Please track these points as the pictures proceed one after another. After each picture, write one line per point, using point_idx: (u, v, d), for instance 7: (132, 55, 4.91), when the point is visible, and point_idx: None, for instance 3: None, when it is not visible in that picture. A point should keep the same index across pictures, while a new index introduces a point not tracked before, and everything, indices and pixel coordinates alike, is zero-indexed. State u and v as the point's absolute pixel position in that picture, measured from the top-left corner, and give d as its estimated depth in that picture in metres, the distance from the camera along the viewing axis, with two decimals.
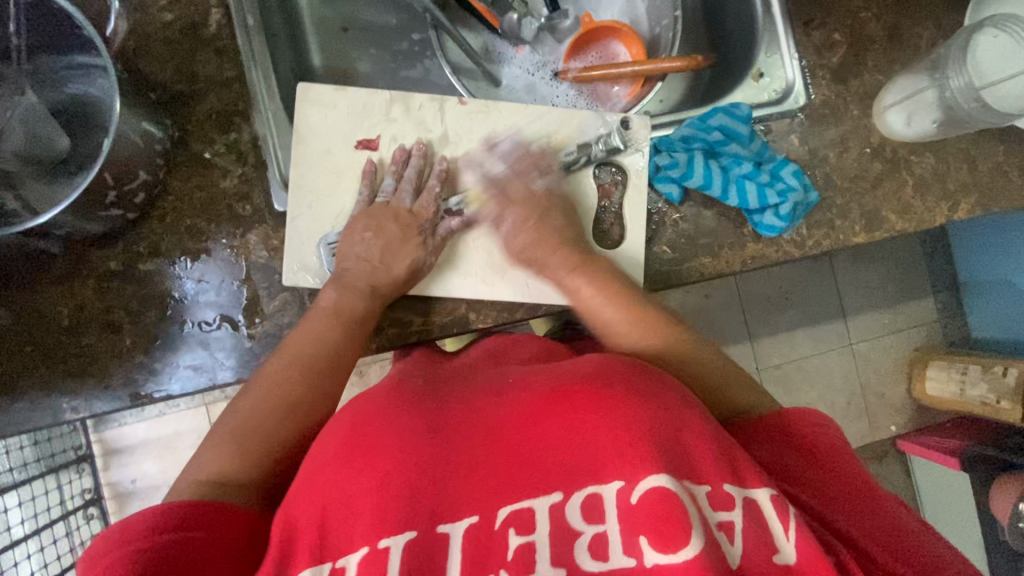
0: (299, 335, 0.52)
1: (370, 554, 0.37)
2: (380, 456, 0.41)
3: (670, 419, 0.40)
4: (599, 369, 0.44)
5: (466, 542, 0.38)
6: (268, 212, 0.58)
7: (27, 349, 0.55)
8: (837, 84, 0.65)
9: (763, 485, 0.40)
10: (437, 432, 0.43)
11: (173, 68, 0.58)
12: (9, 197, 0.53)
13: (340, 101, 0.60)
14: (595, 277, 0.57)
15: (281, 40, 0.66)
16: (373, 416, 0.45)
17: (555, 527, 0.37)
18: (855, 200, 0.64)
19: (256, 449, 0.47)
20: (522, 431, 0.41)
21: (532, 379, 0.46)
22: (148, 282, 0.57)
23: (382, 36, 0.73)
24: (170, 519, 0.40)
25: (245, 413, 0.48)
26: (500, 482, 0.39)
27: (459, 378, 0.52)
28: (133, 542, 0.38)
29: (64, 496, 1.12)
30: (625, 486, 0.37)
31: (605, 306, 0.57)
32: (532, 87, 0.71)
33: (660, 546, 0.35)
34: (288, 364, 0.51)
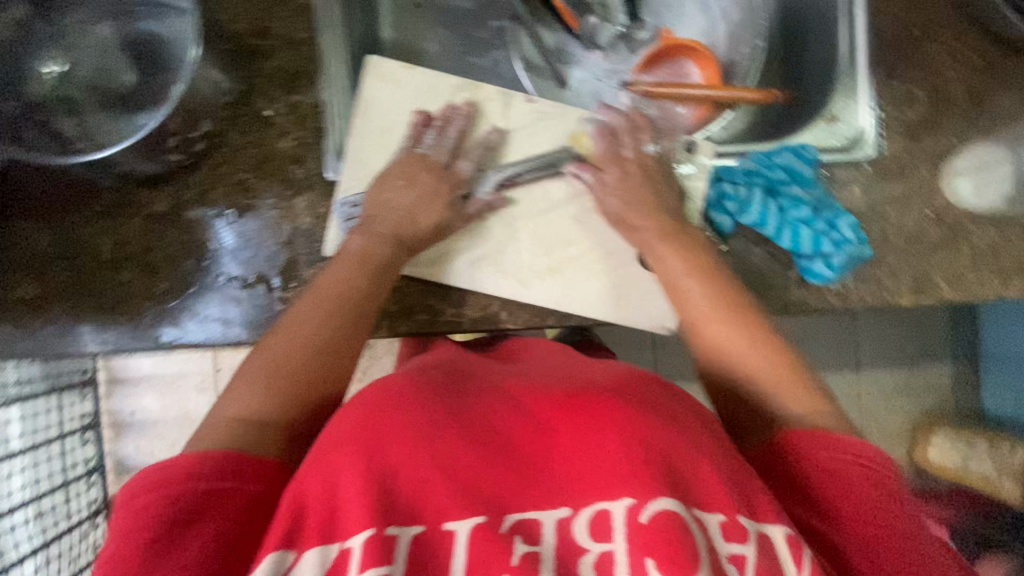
0: (328, 281, 0.51)
1: (372, 539, 0.34)
2: (397, 441, 0.38)
3: (689, 435, 0.39)
4: (619, 383, 0.43)
5: (470, 545, 0.35)
6: (320, 180, 0.58)
7: (64, 277, 0.56)
8: (910, 141, 0.64)
9: (777, 523, 0.37)
10: (453, 422, 0.40)
11: (248, 19, 0.58)
12: (69, 122, 0.53)
13: (408, 79, 0.60)
14: (687, 252, 0.55)
15: (356, 8, 0.65)
16: (391, 396, 0.42)
17: (563, 542, 0.35)
18: (907, 261, 0.62)
19: (286, 391, 0.46)
20: (542, 435, 0.39)
21: (558, 381, 0.45)
22: (191, 230, 0.57)
23: (455, 18, 0.72)
24: (205, 465, 0.40)
25: (276, 350, 0.47)
26: (512, 486, 0.37)
27: (480, 373, 0.49)
28: (170, 486, 0.39)
29: (63, 417, 1.12)
30: (636, 503, 0.35)
31: (719, 300, 0.53)
32: (598, 94, 0.70)
33: (666, 571, 0.32)
34: (316, 307, 0.49)
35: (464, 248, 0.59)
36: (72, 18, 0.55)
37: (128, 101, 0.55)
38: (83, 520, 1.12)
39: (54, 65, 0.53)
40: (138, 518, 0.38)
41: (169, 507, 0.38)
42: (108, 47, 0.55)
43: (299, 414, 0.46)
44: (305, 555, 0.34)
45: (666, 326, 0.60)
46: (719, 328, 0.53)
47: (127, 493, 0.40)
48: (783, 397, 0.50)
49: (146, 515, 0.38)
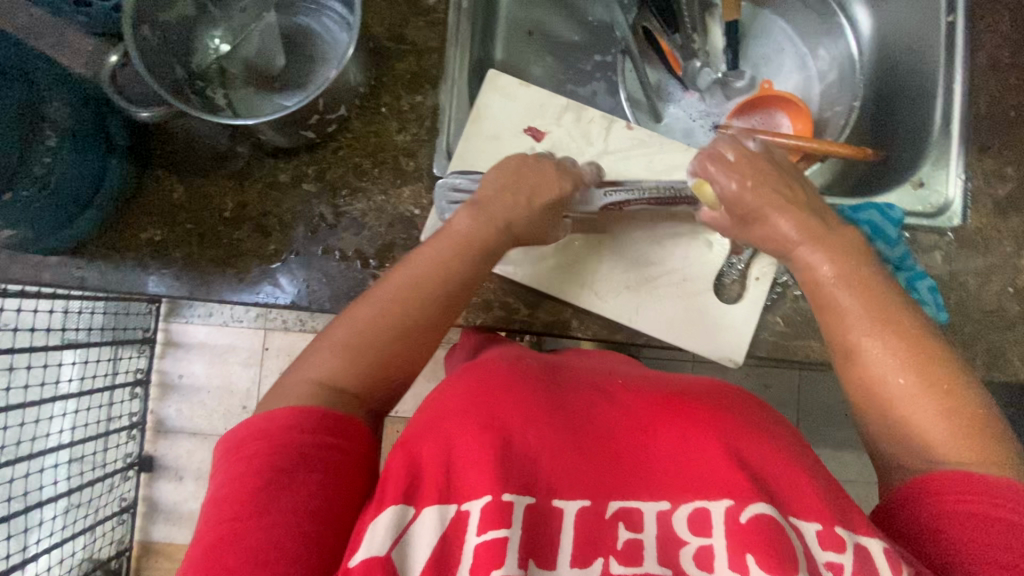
0: (422, 259, 0.51)
1: (492, 504, 0.36)
2: (507, 421, 0.41)
3: (775, 446, 0.41)
4: (708, 395, 0.45)
5: (579, 524, 0.37)
6: (427, 173, 0.63)
7: (187, 227, 0.62)
8: (996, 217, 0.65)
9: (872, 536, 0.37)
10: (554, 410, 0.42)
11: (388, 25, 0.64)
12: (220, 94, 0.60)
13: (520, 95, 0.65)
14: (844, 261, 0.50)
15: (479, 28, 0.72)
16: (492, 375, 0.45)
17: (664, 535, 0.37)
18: (984, 334, 0.62)
19: (370, 360, 0.47)
20: (640, 432, 0.42)
21: (642, 385, 0.47)
22: (305, 202, 0.62)
23: (562, 49, 0.78)
24: (308, 419, 0.42)
25: (363, 320, 0.48)
26: (615, 475, 0.39)
27: (565, 366, 0.51)
28: (278, 436, 0.41)
29: (116, 369, 1.18)
30: (736, 504, 0.37)
31: (878, 316, 0.48)
32: (689, 132, 0.75)
33: (767, 566, 0.34)
34: (409, 283, 0.50)
35: (549, 254, 0.62)
36: (242, 4, 0.61)
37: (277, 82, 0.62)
38: (115, 472, 1.17)
39: (220, 41, 0.61)
40: (246, 460, 0.40)
41: (275, 453, 0.40)
42: (269, 34, 0.62)
43: (378, 386, 0.47)
44: (425, 510, 0.36)
45: (733, 359, 0.61)
46: (880, 351, 0.47)
47: (231, 443, 0.42)
48: (935, 434, 0.44)
49: (255, 460, 0.39)
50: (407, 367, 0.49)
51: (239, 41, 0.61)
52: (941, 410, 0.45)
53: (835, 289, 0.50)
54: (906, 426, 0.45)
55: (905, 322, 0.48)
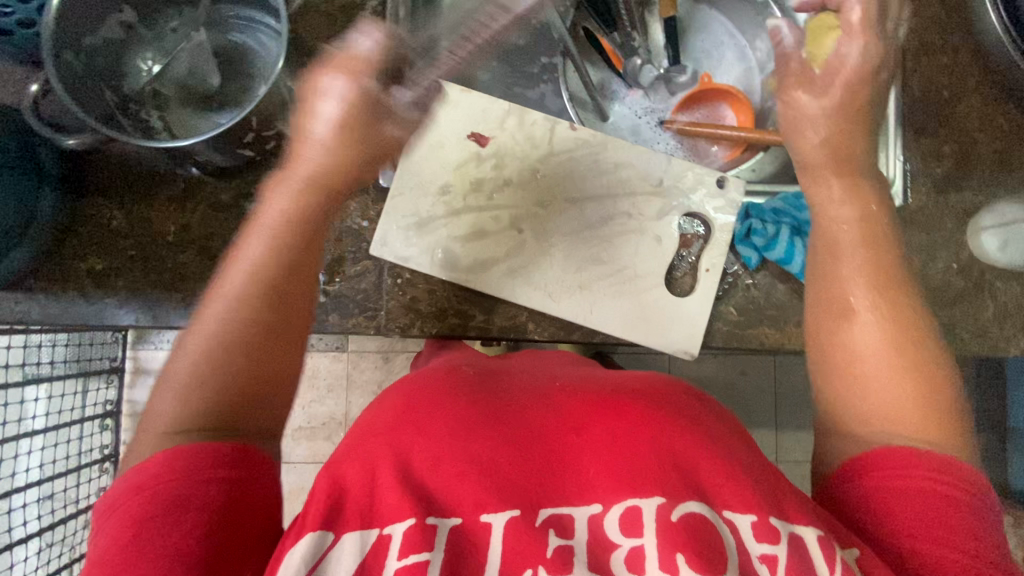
0: (256, 237, 0.45)
1: (415, 526, 0.36)
2: (434, 438, 0.40)
3: (708, 436, 0.41)
4: (648, 388, 0.45)
5: (507, 536, 0.36)
6: (373, 185, 0.63)
7: (129, 253, 0.60)
8: (936, 194, 0.66)
9: (807, 525, 0.37)
10: (484, 418, 0.42)
11: (324, 38, 0.64)
12: (155, 116, 0.59)
13: (463, 101, 0.65)
14: (867, 209, 0.51)
15: (420, 36, 0.71)
16: (425, 391, 0.46)
17: (594, 537, 0.37)
18: (932, 310, 0.64)
19: (223, 380, 0.41)
20: (574, 434, 0.41)
21: (580, 386, 0.47)
22: (249, 221, 0.61)
23: (508, 52, 0.78)
24: (205, 460, 0.38)
25: (200, 341, 0.41)
26: (544, 481, 0.39)
27: (503, 373, 0.51)
28: (172, 483, 0.37)
29: (85, 402, 1.16)
30: (666, 502, 0.37)
31: (874, 274, 0.48)
32: (636, 129, 0.76)
33: (696, 565, 0.34)
34: (251, 273, 0.44)
35: (501, 258, 0.62)
36: (173, 24, 0.60)
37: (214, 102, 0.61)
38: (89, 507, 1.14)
39: (150, 62, 0.59)
40: (120, 518, 0.36)
41: (152, 506, 0.36)
42: (201, 52, 0.60)
43: (245, 405, 0.41)
44: (346, 536, 0.36)
45: (689, 352, 0.62)
46: (872, 321, 0.46)
47: (114, 495, 0.37)
48: (885, 393, 0.44)
49: (149, 512, 0.36)
50: (287, 362, 0.44)
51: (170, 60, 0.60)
52: (898, 371, 0.44)
53: (842, 257, 0.50)
54: (873, 395, 0.45)
55: (905, 302, 0.47)
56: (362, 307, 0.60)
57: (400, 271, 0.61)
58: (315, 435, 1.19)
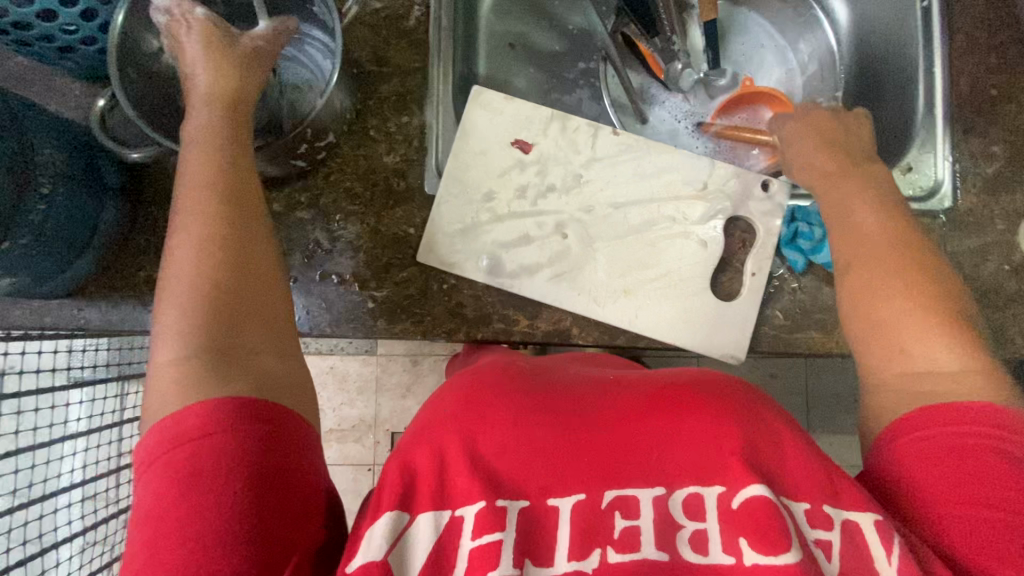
0: (192, 177, 0.45)
1: (486, 509, 0.36)
2: (496, 424, 0.41)
3: (759, 422, 0.40)
4: (702, 378, 0.44)
5: (575, 518, 0.37)
6: (419, 193, 0.63)
7: None
8: (987, 195, 0.65)
9: (861, 510, 0.37)
10: (542, 407, 0.43)
11: (370, 49, 0.65)
12: None
13: (505, 108, 0.66)
14: (867, 189, 0.54)
15: (460, 45, 0.73)
16: (486, 382, 0.46)
17: (660, 518, 0.36)
18: (984, 313, 0.62)
19: (215, 309, 0.40)
20: (633, 419, 0.41)
21: (636, 380, 0.47)
22: (299, 228, 0.62)
23: (545, 59, 0.79)
24: (248, 425, 0.36)
25: (181, 279, 0.41)
26: (605, 464, 0.38)
27: (557, 370, 0.51)
28: (220, 443, 0.35)
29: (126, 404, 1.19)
30: (727, 489, 0.37)
31: (891, 241, 0.50)
32: (675, 133, 0.77)
33: (760, 547, 0.34)
34: (205, 216, 0.43)
35: (545, 264, 0.62)
36: None
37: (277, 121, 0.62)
38: None
39: None
40: (165, 471, 0.35)
41: (197, 466, 0.34)
42: None
43: (238, 330, 0.40)
44: (420, 516, 0.37)
45: (735, 356, 0.61)
46: (901, 288, 0.47)
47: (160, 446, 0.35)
48: (935, 350, 0.44)
49: (197, 469, 0.34)
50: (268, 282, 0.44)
51: None
52: (940, 327, 0.45)
53: (857, 210, 0.53)
54: (926, 354, 0.44)
55: (917, 247, 0.50)
56: (410, 312, 0.61)
57: (446, 277, 0.62)
58: (346, 437, 1.21)
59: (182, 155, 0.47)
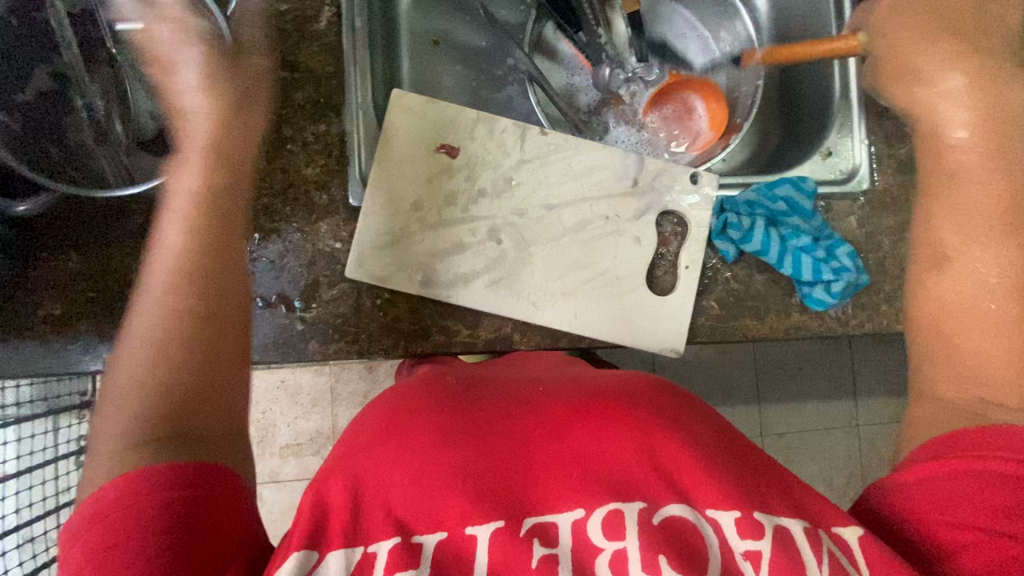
0: (171, 247, 0.43)
1: (401, 546, 0.36)
2: (415, 450, 0.41)
3: (690, 437, 0.42)
4: (625, 387, 0.47)
5: (494, 546, 0.36)
6: (343, 206, 0.61)
7: (89, 295, 0.57)
8: (902, 175, 0.67)
9: (791, 517, 0.39)
10: (465, 430, 0.43)
11: (279, 55, 0.61)
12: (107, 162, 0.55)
13: (428, 112, 0.63)
14: (1009, 142, 0.44)
15: (380, 46, 0.69)
16: (411, 406, 0.45)
17: (576, 541, 0.37)
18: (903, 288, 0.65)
19: (186, 393, 0.40)
20: (554, 441, 0.42)
21: (561, 391, 0.47)
22: None
23: (471, 54, 0.77)
24: (156, 477, 0.36)
25: (133, 351, 0.40)
26: (525, 490, 0.39)
27: (486, 379, 0.51)
28: (135, 504, 0.35)
29: (59, 440, 1.12)
30: (647, 506, 0.38)
31: (1004, 221, 0.43)
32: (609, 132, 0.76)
33: (677, 566, 0.35)
34: (163, 286, 0.42)
35: (480, 271, 0.61)
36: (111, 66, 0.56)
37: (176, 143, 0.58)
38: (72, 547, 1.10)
39: None
40: (83, 547, 0.35)
41: (111, 532, 0.35)
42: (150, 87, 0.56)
43: (201, 411, 0.40)
44: (331, 556, 0.35)
45: (675, 349, 0.62)
46: (994, 285, 0.43)
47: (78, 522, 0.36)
48: (987, 362, 0.43)
49: (115, 533, 0.35)
50: (228, 364, 0.42)
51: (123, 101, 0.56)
52: (1016, 335, 0.42)
53: (958, 173, 0.45)
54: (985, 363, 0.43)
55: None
56: (343, 331, 0.59)
57: (378, 291, 0.59)
58: (302, 452, 1.17)
59: (162, 219, 0.45)
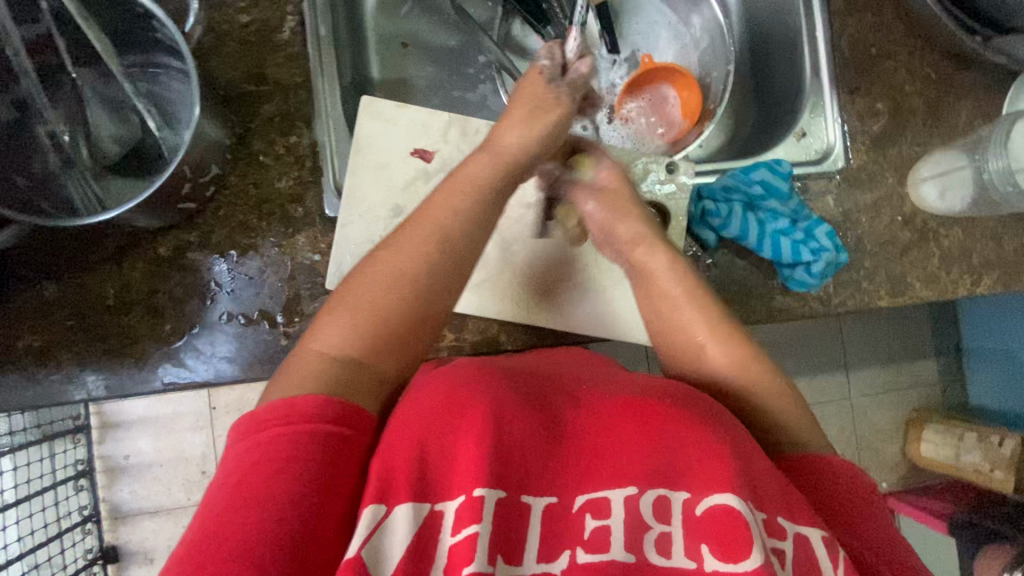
0: (394, 260, 0.46)
1: (467, 500, 0.35)
2: (496, 412, 0.39)
3: (742, 441, 0.42)
4: (684, 389, 0.46)
5: (544, 518, 0.36)
6: (319, 217, 0.60)
7: (68, 324, 0.56)
8: (875, 152, 0.68)
9: (812, 525, 0.39)
10: (537, 404, 0.41)
11: (243, 68, 0.60)
12: (77, 188, 0.54)
13: (399, 117, 0.62)
14: (660, 250, 0.57)
15: (346, 53, 0.69)
16: (482, 374, 0.43)
17: (629, 520, 0.36)
18: (883, 264, 0.66)
19: (389, 343, 0.43)
20: (620, 419, 0.41)
21: (623, 383, 0.46)
22: (194, 272, 0.58)
23: (441, 55, 0.76)
24: (314, 446, 0.37)
25: (376, 309, 0.44)
26: (584, 466, 0.38)
27: (545, 367, 0.50)
28: (291, 467, 0.35)
29: (55, 466, 1.11)
30: (691, 496, 0.38)
31: (678, 269, 0.56)
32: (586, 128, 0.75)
33: (722, 555, 0.35)
34: (416, 276, 0.46)
35: None
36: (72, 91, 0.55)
37: (144, 164, 0.57)
38: (78, 571, 1.09)
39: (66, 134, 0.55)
40: (236, 487, 0.35)
41: (263, 479, 0.35)
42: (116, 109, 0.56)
43: (389, 360, 0.43)
44: (399, 508, 0.34)
45: None
46: (716, 348, 0.52)
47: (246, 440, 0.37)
48: (775, 409, 0.50)
49: (264, 487, 0.34)
50: (421, 340, 0.46)
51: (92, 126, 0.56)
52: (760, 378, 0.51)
53: (640, 250, 0.57)
54: (769, 408, 0.50)
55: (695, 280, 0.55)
56: None
57: None
58: None
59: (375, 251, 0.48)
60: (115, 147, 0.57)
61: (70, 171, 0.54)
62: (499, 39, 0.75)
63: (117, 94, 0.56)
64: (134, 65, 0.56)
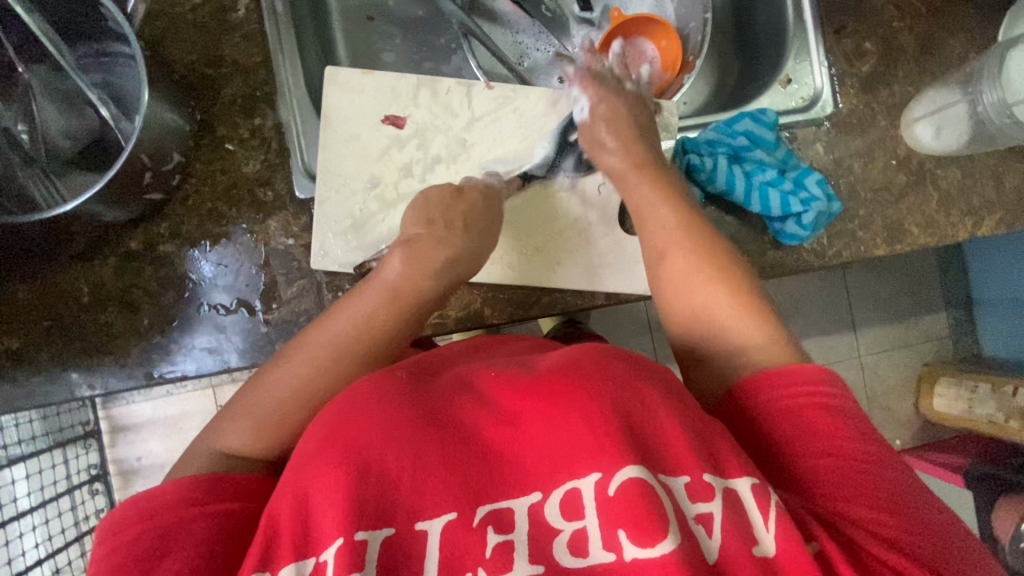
0: (325, 332, 0.48)
1: (345, 548, 0.33)
2: (363, 457, 0.35)
3: (647, 406, 0.37)
4: (581, 359, 0.40)
5: (443, 541, 0.34)
6: (289, 199, 0.59)
7: (45, 325, 0.55)
8: (866, 94, 0.65)
9: (742, 477, 0.37)
10: (414, 419, 0.37)
11: (200, 50, 0.59)
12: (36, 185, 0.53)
13: (365, 92, 0.61)
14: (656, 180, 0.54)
15: (308, 29, 0.66)
16: (352, 402, 0.39)
17: (536, 526, 0.35)
18: (878, 212, 0.63)
19: (284, 428, 0.45)
20: (507, 424, 0.37)
21: (517, 368, 0.41)
22: (168, 264, 0.57)
23: (408, 27, 0.74)
24: (194, 491, 0.39)
25: (278, 387, 0.46)
26: (473, 478, 0.35)
27: (444, 367, 0.45)
28: (160, 516, 0.37)
29: (69, 471, 1.10)
30: (604, 477, 0.34)
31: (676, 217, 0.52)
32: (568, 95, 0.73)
33: (636, 539, 0.33)
34: (330, 352, 0.47)
35: None
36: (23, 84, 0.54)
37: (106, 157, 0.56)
38: None
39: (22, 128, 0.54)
40: (118, 546, 0.36)
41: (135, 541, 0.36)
42: (68, 102, 0.54)
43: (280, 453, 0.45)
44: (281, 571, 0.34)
45: None
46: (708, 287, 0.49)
47: (109, 528, 0.38)
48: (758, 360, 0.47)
49: (136, 546, 0.36)
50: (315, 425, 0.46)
51: (39, 115, 0.54)
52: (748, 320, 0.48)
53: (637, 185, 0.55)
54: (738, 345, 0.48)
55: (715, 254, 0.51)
56: None
57: (339, 285, 0.58)
58: None
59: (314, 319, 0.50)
60: (69, 143, 0.55)
61: (31, 171, 0.53)
62: (466, 3, 0.71)
63: (70, 87, 0.55)
64: (87, 57, 0.55)
